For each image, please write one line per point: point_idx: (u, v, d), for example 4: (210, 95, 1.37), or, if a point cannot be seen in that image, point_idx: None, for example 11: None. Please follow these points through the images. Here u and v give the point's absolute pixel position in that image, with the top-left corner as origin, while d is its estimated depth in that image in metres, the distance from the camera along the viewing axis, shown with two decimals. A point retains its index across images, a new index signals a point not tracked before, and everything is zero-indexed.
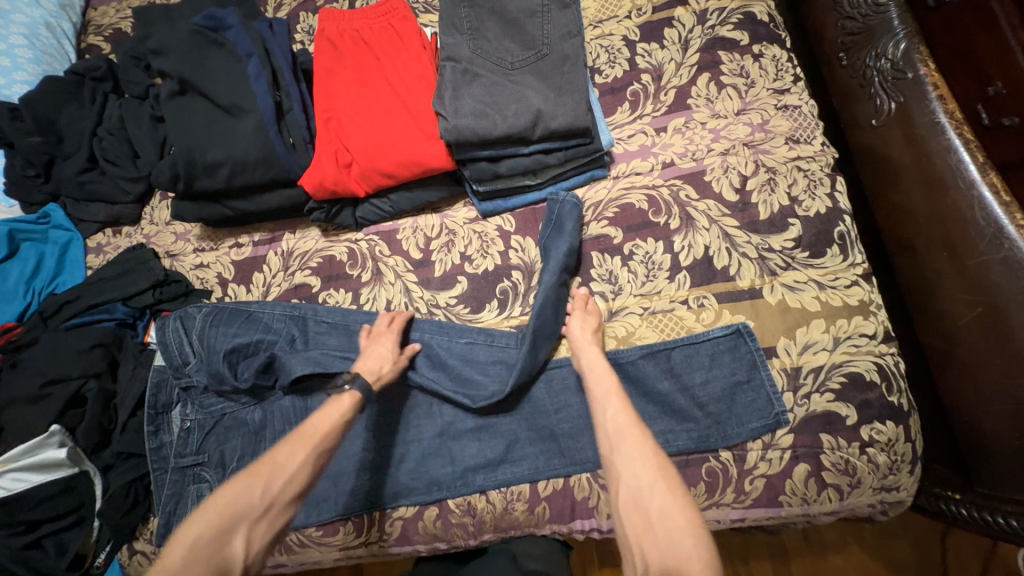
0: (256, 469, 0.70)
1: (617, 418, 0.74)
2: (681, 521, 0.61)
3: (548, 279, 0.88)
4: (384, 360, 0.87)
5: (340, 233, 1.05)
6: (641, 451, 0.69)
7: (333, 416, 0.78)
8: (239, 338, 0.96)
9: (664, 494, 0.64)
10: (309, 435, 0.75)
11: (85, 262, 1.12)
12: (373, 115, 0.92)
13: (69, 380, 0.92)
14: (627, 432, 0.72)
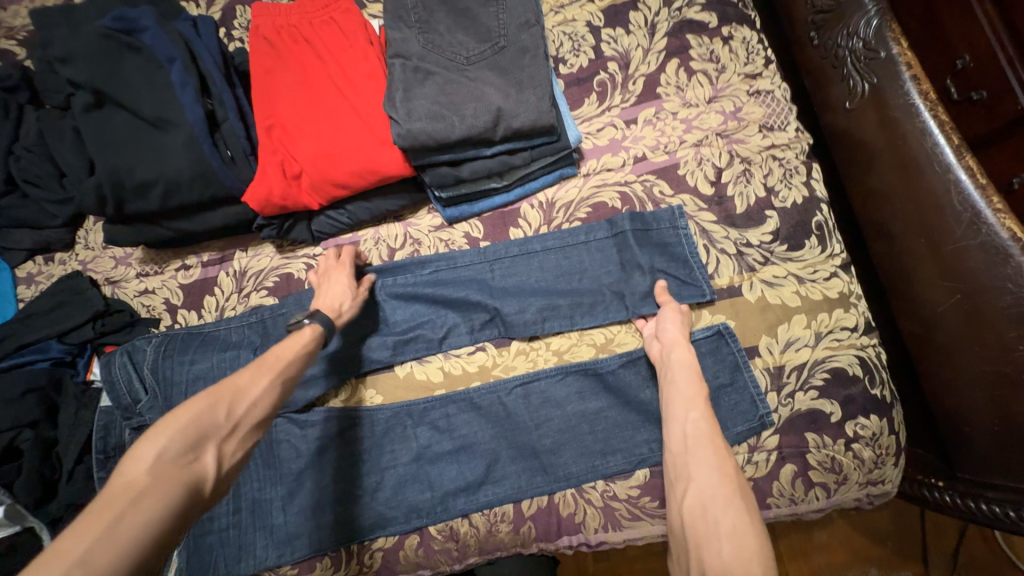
0: (219, 390, 0.61)
1: (696, 421, 0.71)
2: (749, 545, 0.59)
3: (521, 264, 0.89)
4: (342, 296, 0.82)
5: (296, 249, 0.98)
6: (719, 468, 0.66)
7: (300, 346, 0.72)
8: (196, 365, 0.88)
9: (737, 514, 0.61)
10: (277, 363, 0.68)
11: (15, 295, 1.03)
12: (319, 121, 0.84)
13: (0, 432, 0.84)
14: (707, 441, 0.69)
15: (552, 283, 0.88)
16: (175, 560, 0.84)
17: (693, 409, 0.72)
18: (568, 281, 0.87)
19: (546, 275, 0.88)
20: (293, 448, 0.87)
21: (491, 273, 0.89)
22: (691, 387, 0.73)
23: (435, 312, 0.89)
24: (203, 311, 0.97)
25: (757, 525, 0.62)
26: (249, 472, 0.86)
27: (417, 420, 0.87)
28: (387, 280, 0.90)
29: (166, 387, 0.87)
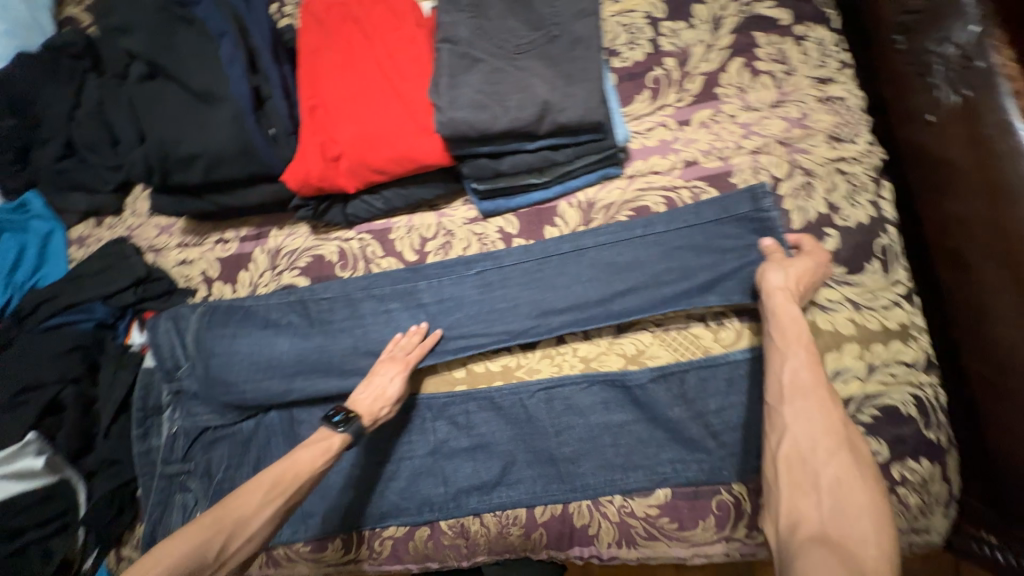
0: (223, 520, 0.65)
1: (799, 371, 0.62)
2: (859, 505, 0.52)
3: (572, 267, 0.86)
4: (385, 401, 0.81)
5: (330, 230, 0.98)
6: (824, 417, 0.58)
7: (317, 458, 0.74)
8: (233, 337, 0.90)
9: (842, 466, 0.55)
10: (287, 486, 0.70)
11: (67, 255, 1.08)
12: (362, 104, 0.83)
13: (45, 386, 0.87)
14: (808, 392, 0.60)
15: (603, 281, 0.84)
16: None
17: (798, 363, 0.63)
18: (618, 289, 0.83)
19: (596, 273, 0.85)
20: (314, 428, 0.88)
21: (539, 272, 0.87)
22: (805, 338, 0.65)
23: (479, 318, 0.88)
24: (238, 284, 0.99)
25: (871, 480, 0.55)
26: (271, 448, 0.89)
27: (436, 414, 0.86)
28: (432, 282, 0.91)
29: (203, 357, 0.90)
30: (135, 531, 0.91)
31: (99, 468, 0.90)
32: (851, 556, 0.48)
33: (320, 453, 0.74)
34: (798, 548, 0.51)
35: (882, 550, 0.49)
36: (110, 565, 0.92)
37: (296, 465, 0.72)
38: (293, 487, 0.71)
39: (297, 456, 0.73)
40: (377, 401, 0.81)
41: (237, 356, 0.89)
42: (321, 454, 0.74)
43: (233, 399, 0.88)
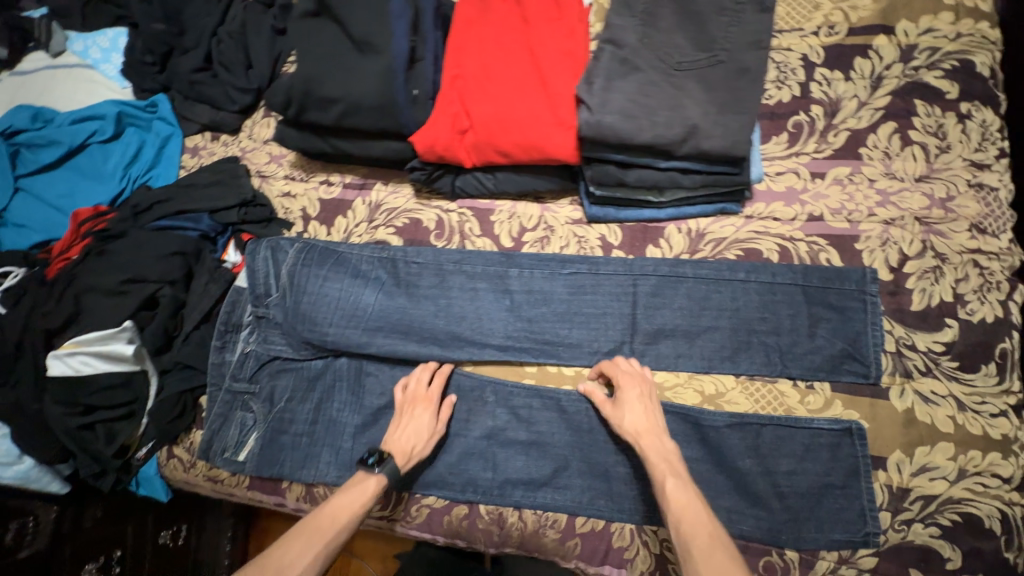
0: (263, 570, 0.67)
1: (676, 517, 0.66)
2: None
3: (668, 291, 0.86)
4: (420, 437, 0.82)
5: (433, 197, 0.99)
6: (710, 558, 0.60)
7: (356, 501, 0.76)
8: (322, 280, 0.92)
9: None
10: (326, 530, 0.72)
11: (179, 160, 1.12)
12: (505, 85, 0.83)
13: (146, 282, 0.90)
14: (699, 531, 0.63)
15: (694, 311, 0.84)
16: (252, 443, 0.91)
17: (671, 513, 0.66)
18: (711, 325, 0.83)
19: (691, 302, 0.85)
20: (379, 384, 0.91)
21: (633, 289, 0.87)
22: (665, 485, 0.68)
23: (561, 320, 0.88)
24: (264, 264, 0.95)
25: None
26: (335, 392, 0.91)
27: (498, 400, 0.87)
28: (525, 272, 0.91)
29: (289, 292, 0.92)
30: (192, 434, 0.96)
31: (173, 369, 0.94)
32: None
33: (360, 495, 0.76)
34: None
35: None
36: (158, 458, 0.99)
37: (339, 510, 0.74)
38: (337, 532, 0.72)
39: (338, 503, 0.75)
40: (407, 437, 0.82)
41: (321, 300, 0.91)
42: (359, 498, 0.76)
43: (309, 339, 0.90)
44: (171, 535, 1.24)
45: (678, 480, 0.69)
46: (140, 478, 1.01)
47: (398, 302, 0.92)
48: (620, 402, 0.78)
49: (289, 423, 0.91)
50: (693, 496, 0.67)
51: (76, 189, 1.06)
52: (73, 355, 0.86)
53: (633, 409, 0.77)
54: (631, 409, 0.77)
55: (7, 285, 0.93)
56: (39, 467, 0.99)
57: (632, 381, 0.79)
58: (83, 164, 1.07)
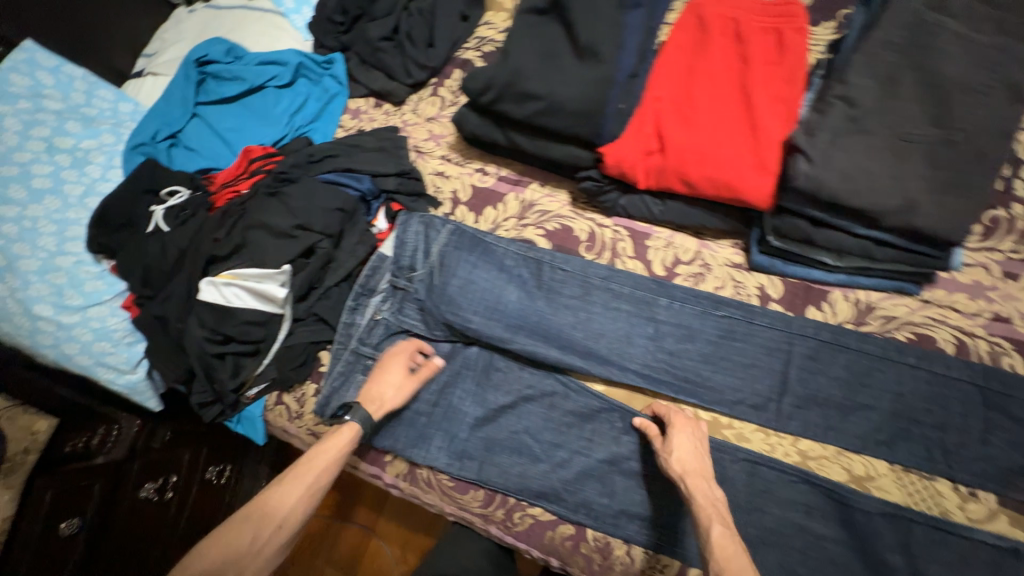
0: (249, 516, 0.74)
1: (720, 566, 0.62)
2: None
3: (826, 359, 0.82)
4: (390, 389, 0.86)
5: (588, 209, 0.99)
6: None
7: (336, 451, 0.80)
8: (471, 266, 0.93)
9: None
10: (305, 474, 0.78)
11: (339, 118, 1.15)
12: (708, 119, 0.83)
13: (310, 232, 0.92)
14: None
15: (853, 386, 0.80)
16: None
17: (715, 561, 0.63)
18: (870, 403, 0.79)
19: (850, 374, 0.81)
20: (506, 380, 0.90)
21: (788, 349, 0.84)
22: (713, 531, 0.65)
23: (704, 362, 0.86)
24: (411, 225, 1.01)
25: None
26: (460, 380, 0.91)
27: (626, 428, 0.85)
28: (674, 304, 0.90)
29: (437, 270, 0.93)
30: (305, 386, 0.97)
31: (306, 319, 0.95)
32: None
33: (334, 444, 0.81)
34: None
35: None
36: (266, 401, 0.99)
37: (322, 455, 0.80)
38: (318, 476, 0.79)
39: (315, 450, 0.80)
40: (388, 393, 0.86)
41: (468, 286, 0.91)
42: (337, 445, 0.81)
43: (448, 321, 0.91)
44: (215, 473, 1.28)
45: (724, 529, 0.66)
46: (242, 415, 1.01)
47: (535, 305, 0.92)
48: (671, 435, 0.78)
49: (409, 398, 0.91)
50: (739, 550, 0.64)
51: (245, 126, 1.10)
52: (228, 286, 0.88)
53: (682, 444, 0.76)
54: (676, 442, 0.77)
55: (170, 204, 0.97)
56: (145, 380, 0.96)
57: (679, 421, 0.79)
58: (256, 104, 1.12)
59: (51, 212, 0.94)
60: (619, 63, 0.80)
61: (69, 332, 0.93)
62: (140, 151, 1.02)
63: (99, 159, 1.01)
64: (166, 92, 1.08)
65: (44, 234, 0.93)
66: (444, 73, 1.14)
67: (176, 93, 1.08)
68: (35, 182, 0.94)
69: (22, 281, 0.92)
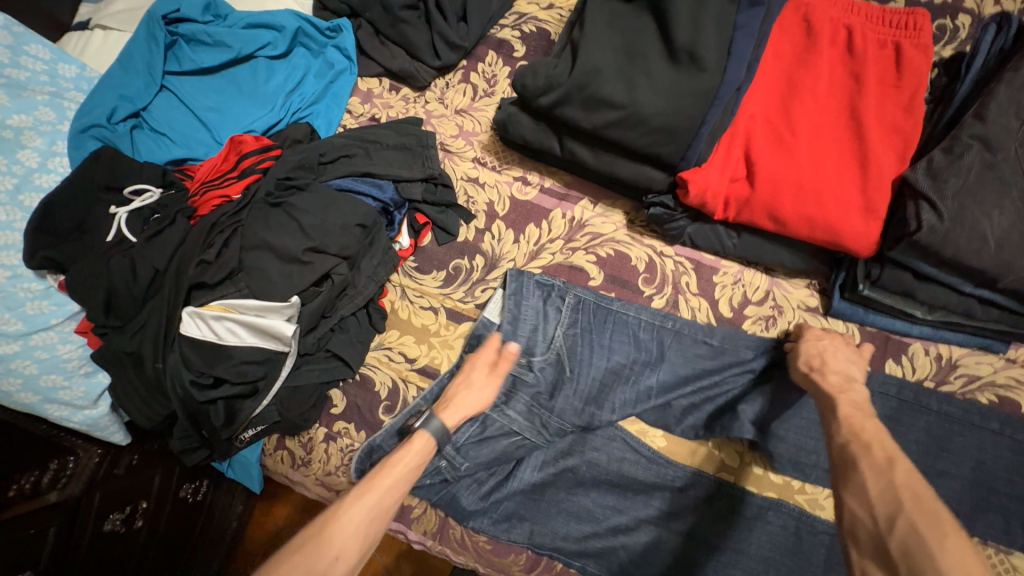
0: (313, 536, 0.59)
1: (845, 436, 0.58)
2: (939, 551, 0.43)
3: (909, 421, 0.76)
4: (475, 390, 0.73)
5: (646, 234, 0.86)
6: (897, 476, 0.50)
7: (414, 461, 0.67)
8: (614, 357, 0.79)
9: (931, 511, 0.46)
10: (374, 486, 0.63)
11: (346, 101, 0.95)
12: (810, 147, 0.71)
13: (326, 254, 0.76)
14: (866, 443, 0.55)
15: (935, 452, 0.75)
16: (430, 480, 0.78)
17: (842, 435, 0.58)
18: (952, 471, 0.74)
19: (933, 439, 0.75)
20: (568, 432, 0.81)
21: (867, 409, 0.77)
22: (838, 408, 0.61)
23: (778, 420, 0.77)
24: (443, 234, 0.87)
25: (958, 532, 0.44)
26: (583, 491, 0.78)
27: (688, 489, 0.77)
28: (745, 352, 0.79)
29: (564, 362, 0.79)
30: (313, 431, 0.82)
31: (315, 354, 0.79)
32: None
33: (403, 455, 0.67)
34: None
35: None
36: (263, 444, 0.84)
37: (388, 472, 0.65)
38: (390, 493, 0.64)
39: (386, 464, 0.66)
40: (468, 396, 0.73)
41: (604, 377, 0.79)
42: (408, 459, 0.67)
43: (587, 426, 0.79)
44: (191, 491, 0.96)
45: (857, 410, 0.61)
46: (234, 459, 0.85)
47: (670, 396, 0.78)
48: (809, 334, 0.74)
49: (483, 479, 0.79)
50: (872, 423, 0.58)
51: (229, 104, 0.90)
52: (219, 320, 0.72)
53: (815, 347, 0.71)
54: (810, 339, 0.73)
55: (135, 206, 0.77)
56: (111, 414, 0.77)
57: (812, 333, 0.74)
58: (245, 79, 0.92)
59: None
60: (722, 77, 0.67)
61: (7, 366, 0.72)
62: (92, 135, 0.81)
63: (35, 142, 0.78)
64: (124, 53, 0.86)
65: None
66: (476, 55, 0.95)
67: (141, 58, 0.86)
68: None
69: None
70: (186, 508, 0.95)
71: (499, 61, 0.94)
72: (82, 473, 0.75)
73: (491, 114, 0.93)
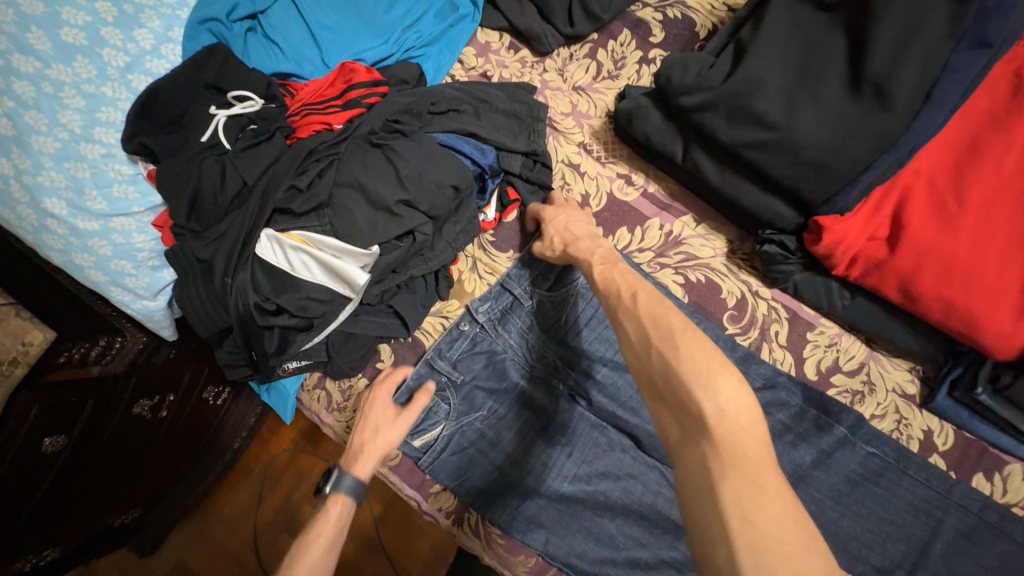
0: None
1: (603, 291, 0.61)
2: (687, 367, 0.47)
3: (988, 545, 0.67)
4: (391, 429, 0.73)
5: (744, 270, 0.78)
6: (649, 303, 0.55)
7: (332, 524, 0.69)
8: (603, 310, 0.79)
9: (678, 321, 0.51)
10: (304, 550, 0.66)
11: (460, 51, 0.89)
12: (976, 222, 0.62)
13: (413, 210, 0.72)
14: (628, 286, 0.59)
15: None
16: (436, 436, 0.77)
17: (601, 291, 0.61)
18: None
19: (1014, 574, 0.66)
20: (605, 449, 0.77)
21: (941, 518, 0.69)
22: (592, 269, 0.64)
23: (834, 501, 0.71)
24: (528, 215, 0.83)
25: (693, 336, 0.50)
26: (582, 465, 0.76)
27: None
28: (822, 422, 0.72)
29: (565, 308, 0.79)
30: (355, 379, 0.81)
31: (377, 308, 0.77)
32: (734, 464, 0.42)
33: (322, 527, 0.69)
34: (684, 465, 0.46)
35: (726, 407, 0.45)
36: (304, 379, 0.83)
37: (319, 534, 0.68)
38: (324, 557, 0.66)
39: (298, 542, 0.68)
40: (380, 438, 0.72)
41: (600, 338, 0.79)
42: (326, 528, 0.69)
43: (567, 357, 0.79)
44: (213, 395, 0.95)
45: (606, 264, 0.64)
46: (272, 386, 0.84)
47: None
48: (545, 211, 0.76)
49: (484, 438, 0.77)
50: (620, 270, 0.63)
51: (344, 26, 0.85)
52: (297, 250, 0.70)
53: (562, 221, 0.74)
54: (554, 222, 0.75)
55: (235, 111, 0.74)
56: (165, 310, 0.77)
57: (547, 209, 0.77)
58: (366, 2, 0.87)
59: (81, 80, 0.71)
60: (900, 124, 0.59)
61: (85, 242, 0.72)
62: (208, 28, 0.79)
63: (153, 23, 0.77)
64: None
65: (68, 108, 0.71)
66: (610, 31, 0.87)
67: None
68: (65, 33, 0.70)
69: (34, 164, 0.70)
70: (206, 411, 0.95)
71: (633, 43, 0.86)
72: (127, 354, 0.76)
73: (610, 99, 0.85)
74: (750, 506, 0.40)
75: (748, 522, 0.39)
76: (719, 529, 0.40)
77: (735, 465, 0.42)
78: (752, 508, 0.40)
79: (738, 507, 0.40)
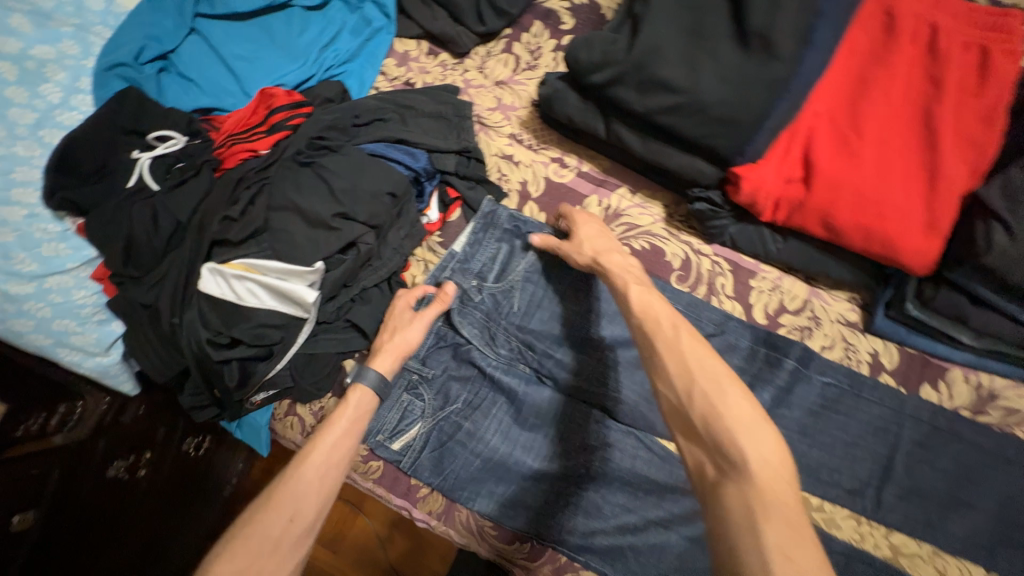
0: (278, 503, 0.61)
1: (637, 319, 0.62)
2: (731, 415, 0.50)
3: (941, 447, 0.72)
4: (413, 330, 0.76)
5: (684, 230, 0.82)
6: (692, 342, 0.57)
7: (355, 409, 0.71)
8: (549, 290, 0.81)
9: (723, 370, 0.54)
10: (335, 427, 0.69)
11: (381, 62, 0.90)
12: (875, 150, 0.66)
13: (353, 221, 0.74)
14: (658, 318, 0.61)
15: (968, 483, 0.71)
16: (415, 437, 0.78)
17: (635, 315, 0.62)
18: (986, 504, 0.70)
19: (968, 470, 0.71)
20: (580, 424, 0.79)
21: (899, 431, 0.73)
22: (630, 291, 0.65)
23: (800, 433, 0.74)
24: (473, 211, 0.84)
25: (739, 392, 0.52)
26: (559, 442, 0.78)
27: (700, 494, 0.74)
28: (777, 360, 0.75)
29: (516, 292, 0.80)
30: (326, 400, 0.79)
31: (334, 324, 0.77)
32: (774, 509, 0.45)
33: (341, 413, 0.70)
34: (718, 503, 0.48)
35: (769, 460, 0.48)
36: (274, 408, 0.81)
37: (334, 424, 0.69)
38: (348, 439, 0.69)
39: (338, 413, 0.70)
40: (399, 341, 0.75)
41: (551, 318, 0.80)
42: (345, 414, 0.70)
43: (528, 341, 0.80)
44: (192, 447, 0.94)
45: (640, 288, 0.65)
46: (242, 421, 0.82)
47: None
48: (574, 219, 0.76)
49: (460, 430, 0.78)
50: (657, 299, 0.64)
51: (260, 54, 0.86)
52: (241, 279, 0.70)
53: (589, 235, 0.74)
54: (577, 239, 0.74)
55: (159, 152, 0.74)
56: (121, 363, 0.75)
57: (577, 219, 0.77)
58: (278, 28, 0.88)
59: None
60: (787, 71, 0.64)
61: (20, 307, 0.70)
62: (117, 73, 0.78)
63: (59, 77, 0.76)
64: None
65: None
66: (521, 24, 0.90)
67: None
68: None
69: None
70: (187, 464, 0.93)
71: (546, 33, 0.89)
72: (90, 418, 0.73)
73: (532, 89, 0.88)
74: (787, 544, 0.43)
75: (786, 559, 0.42)
76: (755, 560, 0.43)
77: (778, 513, 0.45)
78: (793, 549, 0.43)
79: (781, 550, 0.43)
